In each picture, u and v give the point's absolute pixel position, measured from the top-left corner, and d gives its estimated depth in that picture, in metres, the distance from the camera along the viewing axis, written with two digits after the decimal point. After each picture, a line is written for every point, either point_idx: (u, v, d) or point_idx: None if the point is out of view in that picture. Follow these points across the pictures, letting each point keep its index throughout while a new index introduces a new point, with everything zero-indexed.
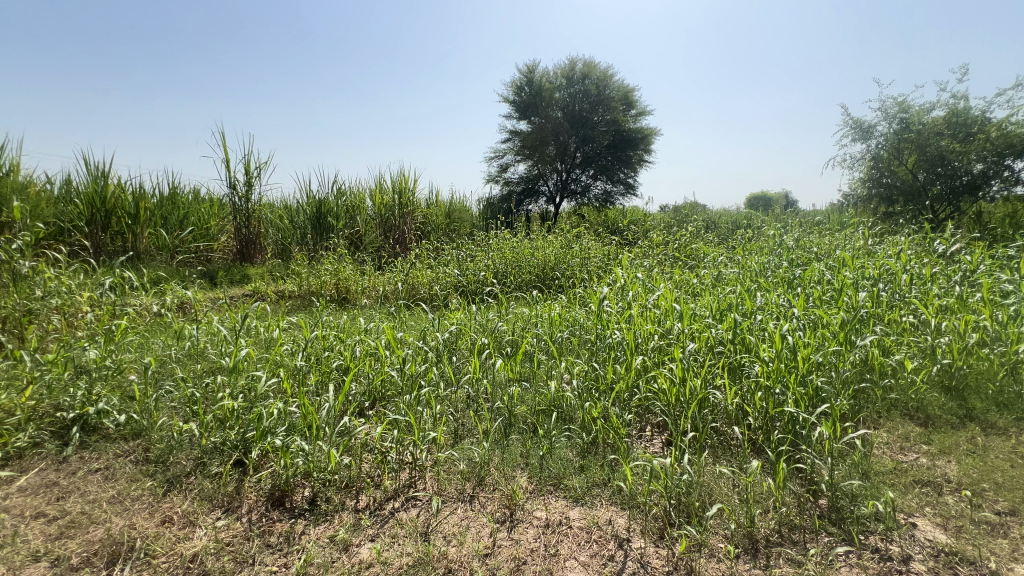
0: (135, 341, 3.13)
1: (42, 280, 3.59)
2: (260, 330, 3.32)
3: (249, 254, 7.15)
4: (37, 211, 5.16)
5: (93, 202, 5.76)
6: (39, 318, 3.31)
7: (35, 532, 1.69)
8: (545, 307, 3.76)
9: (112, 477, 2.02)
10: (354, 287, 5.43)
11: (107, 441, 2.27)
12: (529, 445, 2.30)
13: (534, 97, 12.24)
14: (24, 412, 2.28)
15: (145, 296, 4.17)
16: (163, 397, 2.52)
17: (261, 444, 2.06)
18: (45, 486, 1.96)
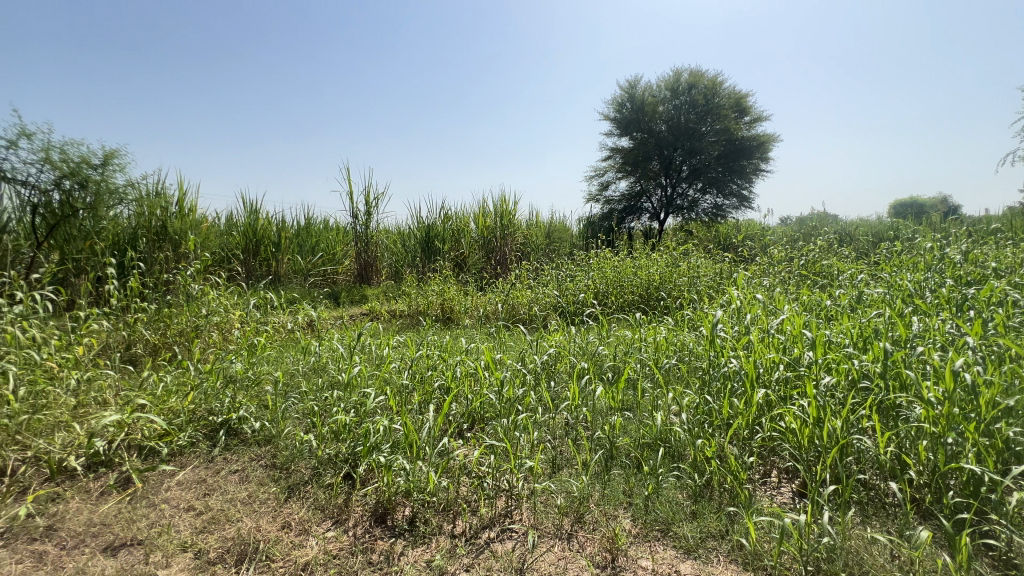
0: (271, 354, 3.54)
1: (206, 299, 4.25)
2: (372, 348, 3.56)
3: (367, 276, 7.81)
4: (207, 242, 6.18)
5: (248, 234, 6.80)
6: (203, 333, 3.93)
7: (185, 524, 1.94)
8: (650, 331, 3.53)
9: (246, 479, 2.26)
10: (458, 307, 5.65)
11: (244, 445, 2.57)
12: (633, 483, 2.12)
13: (637, 112, 11.90)
14: (186, 414, 2.68)
15: (282, 315, 4.75)
16: (289, 408, 2.79)
17: (367, 459, 2.16)
18: (197, 482, 2.25)
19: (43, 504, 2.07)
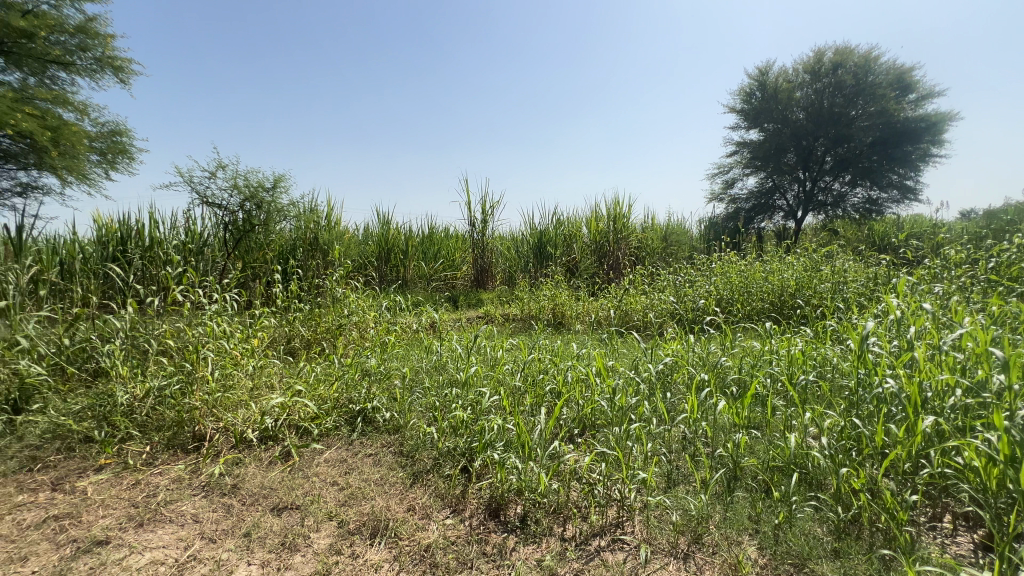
0: (400, 352, 3.91)
1: (348, 301, 4.84)
2: (488, 349, 3.74)
3: (483, 281, 8.21)
4: (348, 250, 7.04)
5: (381, 243, 7.60)
6: (345, 331, 4.49)
7: (331, 496, 2.23)
8: (783, 342, 3.18)
9: (378, 462, 2.53)
10: (569, 312, 5.66)
11: (377, 432, 2.88)
12: (761, 509, 1.93)
13: (768, 100, 10.79)
14: (332, 401, 3.08)
15: (409, 317, 5.21)
16: (414, 401, 3.06)
17: (482, 455, 2.28)
18: (340, 460, 2.59)
19: (230, 466, 2.54)
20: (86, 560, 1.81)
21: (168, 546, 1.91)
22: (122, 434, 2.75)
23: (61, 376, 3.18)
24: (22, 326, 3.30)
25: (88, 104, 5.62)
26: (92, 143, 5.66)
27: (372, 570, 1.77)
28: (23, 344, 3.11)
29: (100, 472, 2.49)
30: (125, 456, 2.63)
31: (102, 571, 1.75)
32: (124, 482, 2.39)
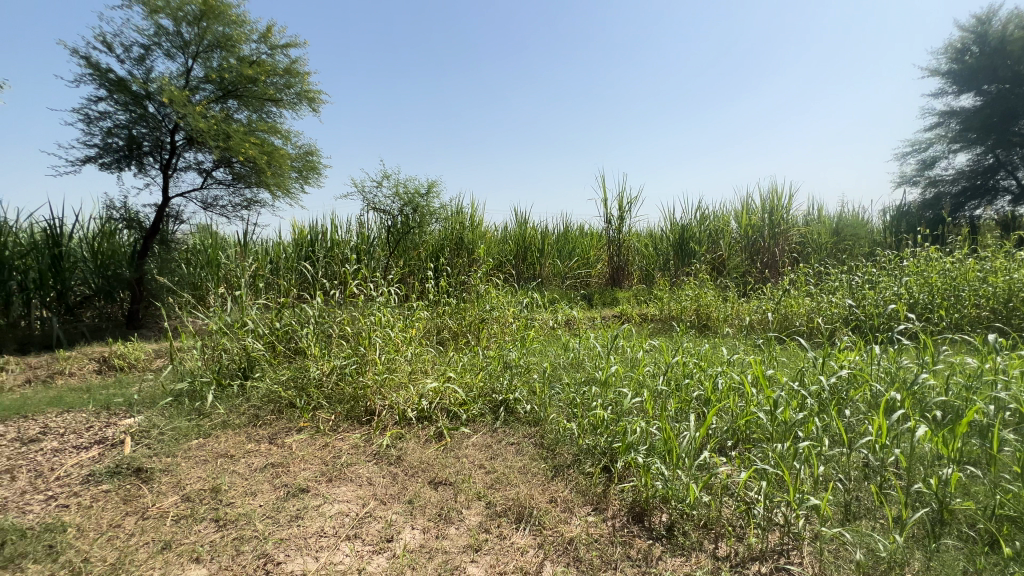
0: (539, 347, 4.03)
1: (490, 297, 5.14)
2: (627, 349, 3.65)
3: (618, 279, 8.01)
4: (490, 248, 7.47)
5: (519, 241, 7.91)
6: (487, 324, 4.78)
7: (479, 478, 2.39)
8: (1013, 360, 2.52)
9: (521, 451, 2.64)
10: (715, 314, 5.24)
11: (519, 423, 3.02)
12: (983, 566, 1.56)
13: (992, 55, 8.66)
14: (478, 390, 3.32)
15: (545, 313, 5.33)
16: (554, 396, 3.13)
17: (625, 457, 2.24)
18: (486, 445, 2.77)
19: (395, 439, 2.89)
20: (293, 503, 2.21)
21: (351, 501, 2.24)
22: (315, 403, 3.32)
23: (273, 352, 3.94)
24: (248, 310, 4.15)
25: (291, 131, 6.86)
26: (292, 162, 6.89)
27: (519, 553, 1.86)
28: (249, 324, 3.91)
29: (300, 432, 3.04)
30: (317, 421, 3.16)
31: (304, 514, 2.12)
32: (317, 442, 2.88)
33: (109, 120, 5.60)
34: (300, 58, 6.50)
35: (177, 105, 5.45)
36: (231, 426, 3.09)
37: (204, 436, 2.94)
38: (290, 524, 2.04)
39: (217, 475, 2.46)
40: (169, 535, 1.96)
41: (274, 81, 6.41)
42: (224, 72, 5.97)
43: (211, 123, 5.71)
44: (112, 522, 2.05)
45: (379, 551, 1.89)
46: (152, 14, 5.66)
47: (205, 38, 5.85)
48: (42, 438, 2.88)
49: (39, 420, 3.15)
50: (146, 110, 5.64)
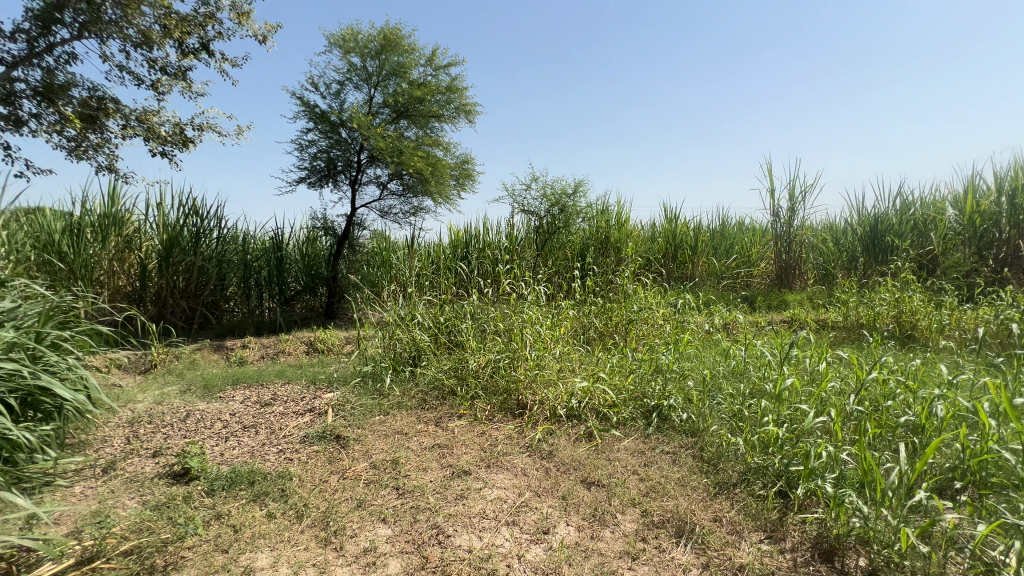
0: (694, 352, 3.76)
1: (638, 297, 4.96)
2: (803, 360, 3.20)
3: (787, 280, 7.06)
4: (637, 247, 7.21)
5: (669, 238, 7.49)
6: (636, 326, 4.61)
7: (633, 484, 2.32)
8: None
9: (677, 462, 2.50)
10: (925, 323, 4.30)
11: (673, 431, 2.86)
12: None
13: None
14: (628, 393, 3.23)
15: (700, 316, 4.95)
16: (714, 407, 2.90)
17: (807, 484, 1.98)
18: (638, 451, 2.68)
19: (546, 434, 2.98)
20: (457, 482, 2.43)
21: (508, 488, 2.37)
22: (473, 392, 3.59)
23: (436, 343, 4.36)
24: (416, 305, 4.66)
25: (451, 142, 7.53)
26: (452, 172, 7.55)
27: (681, 570, 1.76)
28: (417, 318, 4.38)
29: (461, 419, 3.31)
30: (476, 409, 3.42)
31: (467, 494, 2.31)
32: (475, 430, 3.11)
33: (315, 146, 6.82)
34: (459, 75, 7.10)
35: (363, 129, 6.41)
36: (405, 407, 3.51)
37: (385, 414, 3.40)
38: (456, 502, 2.24)
39: (395, 449, 2.83)
40: (362, 495, 2.30)
41: (437, 99, 7.10)
42: (399, 96, 6.81)
43: (388, 141, 6.57)
44: (322, 477, 2.49)
45: (536, 542, 1.96)
46: (345, 55, 6.74)
47: (384, 68, 6.76)
48: (272, 403, 3.63)
49: (270, 389, 3.98)
50: (340, 136, 6.75)
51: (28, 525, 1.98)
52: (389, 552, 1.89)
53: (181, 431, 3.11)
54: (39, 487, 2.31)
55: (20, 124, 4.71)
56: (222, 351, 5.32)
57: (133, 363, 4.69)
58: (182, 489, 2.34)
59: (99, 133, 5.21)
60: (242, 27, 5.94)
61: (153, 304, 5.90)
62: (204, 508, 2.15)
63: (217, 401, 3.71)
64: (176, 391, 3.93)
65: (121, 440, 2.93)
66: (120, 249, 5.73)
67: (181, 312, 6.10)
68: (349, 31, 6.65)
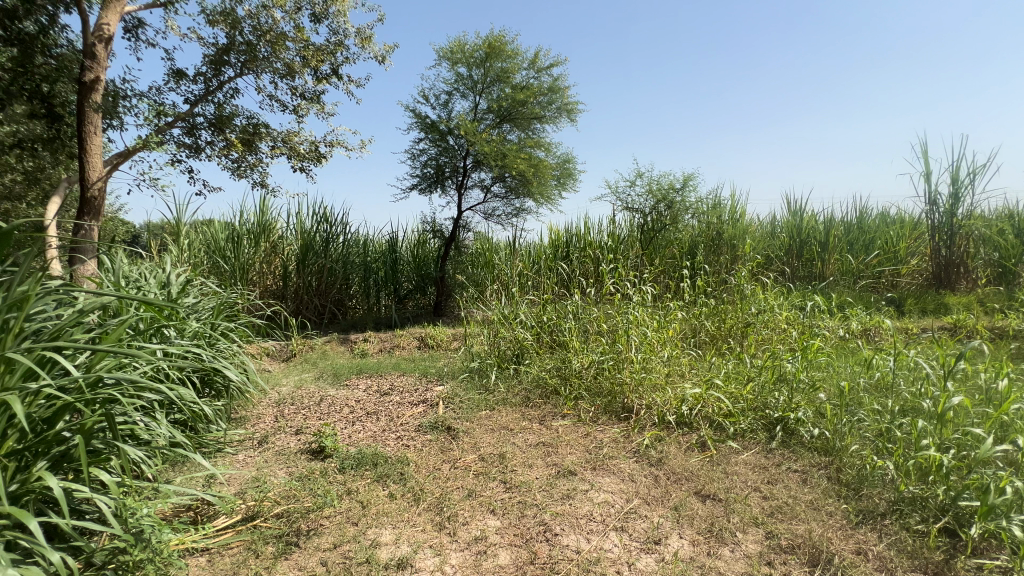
0: (827, 361, 3.35)
1: (756, 299, 4.53)
2: (974, 375, 2.69)
3: (948, 280, 5.96)
4: (755, 244, 6.59)
5: (793, 234, 6.75)
6: (755, 330, 4.21)
7: (755, 501, 2.14)
8: None
9: (808, 482, 2.26)
10: None
11: (802, 448, 2.59)
12: None
13: None
14: (747, 402, 2.99)
15: (833, 320, 4.39)
16: (854, 424, 2.56)
17: (984, 524, 1.68)
18: (760, 466, 2.47)
19: (654, 440, 2.86)
20: (563, 482, 2.43)
21: (615, 492, 2.32)
22: (577, 393, 3.58)
23: (539, 342, 4.41)
24: (519, 305, 4.75)
25: (552, 143, 7.56)
26: (553, 172, 7.57)
27: None
28: (520, 317, 4.47)
29: (564, 418, 3.32)
30: (579, 410, 3.39)
31: (574, 495, 2.30)
32: (580, 430, 3.09)
33: (425, 154, 7.29)
34: (561, 75, 7.11)
35: (469, 136, 6.70)
36: (510, 403, 3.61)
37: (491, 409, 3.52)
38: (563, 501, 2.24)
39: (501, 444, 2.91)
40: (472, 486, 2.40)
41: (540, 101, 7.18)
42: (502, 101, 7.01)
43: (492, 146, 6.79)
44: (435, 465, 2.65)
45: (647, 551, 1.88)
46: (453, 66, 7.10)
47: (488, 76, 7.00)
48: (390, 393, 3.96)
49: (388, 380, 4.34)
50: (448, 144, 7.15)
51: (207, 483, 2.38)
52: (498, 543, 1.95)
53: (317, 413, 3.52)
54: (213, 452, 2.76)
55: (199, 151, 5.69)
56: (347, 343, 5.92)
57: (278, 351, 5.42)
58: (319, 464, 2.64)
59: (254, 154, 6.10)
60: (365, 50, 6.54)
61: (293, 300, 6.76)
62: (338, 484, 2.41)
63: (344, 388, 4.14)
64: (312, 378, 4.46)
65: (271, 418, 3.39)
66: (268, 252, 6.65)
67: (314, 308, 6.91)
68: (456, 43, 6.99)
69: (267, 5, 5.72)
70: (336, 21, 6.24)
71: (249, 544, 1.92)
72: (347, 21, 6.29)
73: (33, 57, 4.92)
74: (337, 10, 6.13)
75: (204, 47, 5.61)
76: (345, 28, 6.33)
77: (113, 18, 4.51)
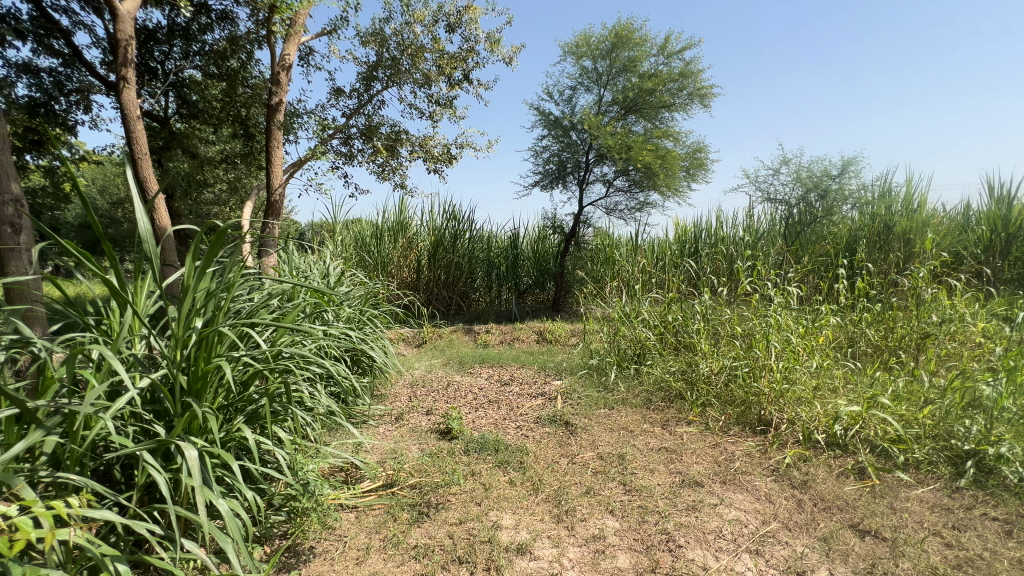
0: None
1: (939, 304, 3.75)
2: None
3: None
4: (939, 239, 5.44)
5: (996, 226, 5.43)
6: (937, 342, 3.48)
7: (934, 548, 1.83)
8: None
9: (1015, 535, 1.88)
10: None
11: (1003, 492, 2.13)
12: None
13: None
14: (924, 428, 2.52)
15: None
16: None
17: None
18: (941, 506, 2.09)
19: (797, 460, 2.56)
20: (688, 492, 2.28)
21: (749, 511, 2.12)
22: (705, 399, 3.34)
23: (662, 342, 4.19)
24: (641, 303, 4.56)
25: (682, 132, 7.11)
26: (682, 163, 7.12)
27: None
28: (642, 315, 4.29)
29: (690, 425, 3.13)
30: (707, 418, 3.17)
31: (701, 507, 2.15)
32: (708, 439, 2.88)
33: (548, 151, 7.38)
34: (694, 58, 6.64)
35: (593, 129, 6.61)
36: (630, 404, 3.50)
37: (610, 408, 3.46)
38: (688, 512, 2.11)
39: (621, 445, 2.84)
40: (590, 483, 2.39)
41: (669, 87, 6.80)
42: (628, 91, 6.77)
43: (617, 138, 6.60)
44: (553, 458, 2.69)
45: None
46: (578, 61, 7.05)
47: (614, 67, 6.83)
48: (511, 384, 4.11)
49: (508, 371, 4.51)
50: (571, 139, 7.13)
51: (355, 449, 2.72)
52: (617, 545, 1.91)
53: (445, 397, 3.80)
54: (360, 423, 3.13)
55: (352, 158, 6.47)
56: (471, 334, 6.26)
57: (412, 338, 5.94)
58: (447, 444, 2.85)
59: (396, 159, 6.75)
60: (493, 54, 6.82)
61: (425, 292, 7.37)
62: (463, 464, 2.57)
63: (468, 375, 4.42)
64: (441, 364, 4.82)
65: (406, 397, 3.75)
66: (405, 247, 7.32)
67: (442, 299, 7.46)
68: (582, 37, 6.91)
69: (410, 22, 6.27)
70: (468, 29, 6.60)
71: (388, 508, 2.14)
72: (478, 28, 6.62)
73: (236, 89, 6.07)
74: (470, 18, 6.49)
75: (358, 66, 6.35)
76: (476, 35, 6.67)
77: (292, 48, 5.32)
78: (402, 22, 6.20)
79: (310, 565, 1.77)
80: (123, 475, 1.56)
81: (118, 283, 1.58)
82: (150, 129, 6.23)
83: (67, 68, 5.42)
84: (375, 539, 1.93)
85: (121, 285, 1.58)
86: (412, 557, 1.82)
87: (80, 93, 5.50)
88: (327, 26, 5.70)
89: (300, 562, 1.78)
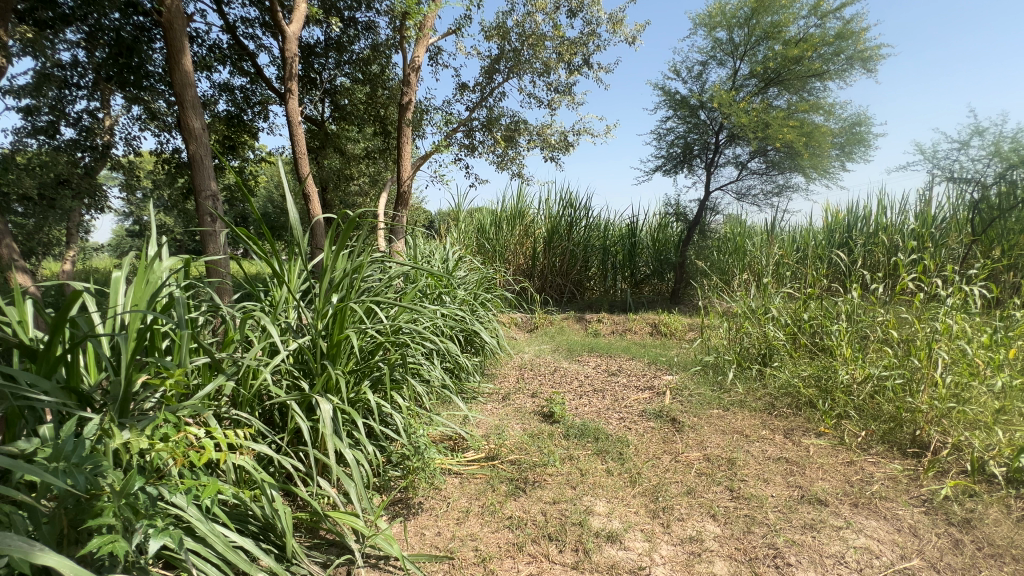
0: None
1: None
2: None
3: None
4: None
5: None
6: None
7: None
8: None
9: None
10: None
11: None
12: None
13: None
14: None
15: None
16: None
17: None
18: None
19: (960, 493, 2.15)
20: (807, 509, 2.06)
21: (882, 541, 1.85)
22: (841, 411, 2.94)
23: (794, 343, 3.75)
24: (772, 298, 4.11)
25: (836, 103, 6.16)
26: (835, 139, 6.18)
27: None
28: (772, 312, 3.85)
29: (819, 437, 2.79)
30: (842, 432, 2.79)
31: (820, 528, 1.93)
32: (841, 456, 2.55)
33: (672, 133, 6.96)
34: (856, 15, 5.68)
35: (724, 108, 6.04)
36: (748, 407, 3.22)
37: (724, 409, 3.22)
38: (804, 530, 1.91)
39: (733, 450, 2.64)
40: (693, 484, 2.27)
41: (822, 52, 5.93)
42: (769, 62, 6.05)
43: (753, 116, 5.93)
44: (655, 453, 2.61)
45: None
46: (711, 32, 6.48)
47: (753, 35, 6.15)
48: (618, 374, 4.05)
49: (617, 362, 4.44)
50: (699, 119, 6.64)
51: (463, 421, 2.94)
52: (715, 551, 1.81)
53: (551, 382, 3.88)
54: (470, 398, 3.37)
55: (474, 149, 6.83)
56: (582, 322, 6.26)
57: (524, 323, 6.13)
58: (548, 427, 2.93)
59: (514, 148, 6.95)
60: (615, 35, 6.61)
61: (539, 278, 7.52)
62: (561, 447, 2.64)
63: (576, 363, 4.44)
64: (549, 350, 4.91)
65: (513, 379, 3.92)
66: (522, 234, 7.54)
67: (557, 286, 7.54)
68: (716, 6, 6.32)
69: (532, 11, 6.36)
70: (589, 12, 6.49)
71: (488, 478, 2.30)
72: (599, 10, 6.46)
73: None
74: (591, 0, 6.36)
75: (482, 60, 6.64)
76: (598, 17, 6.52)
77: (421, 50, 5.76)
78: (523, 14, 6.32)
79: (418, 517, 1.99)
80: (280, 419, 1.92)
81: (277, 262, 1.92)
82: (311, 131, 7.26)
83: (252, 84, 6.54)
84: (474, 504, 2.09)
85: (279, 263, 1.91)
86: (506, 525, 1.95)
87: (262, 105, 6.62)
88: (453, 25, 6.05)
89: (409, 514, 2.01)
